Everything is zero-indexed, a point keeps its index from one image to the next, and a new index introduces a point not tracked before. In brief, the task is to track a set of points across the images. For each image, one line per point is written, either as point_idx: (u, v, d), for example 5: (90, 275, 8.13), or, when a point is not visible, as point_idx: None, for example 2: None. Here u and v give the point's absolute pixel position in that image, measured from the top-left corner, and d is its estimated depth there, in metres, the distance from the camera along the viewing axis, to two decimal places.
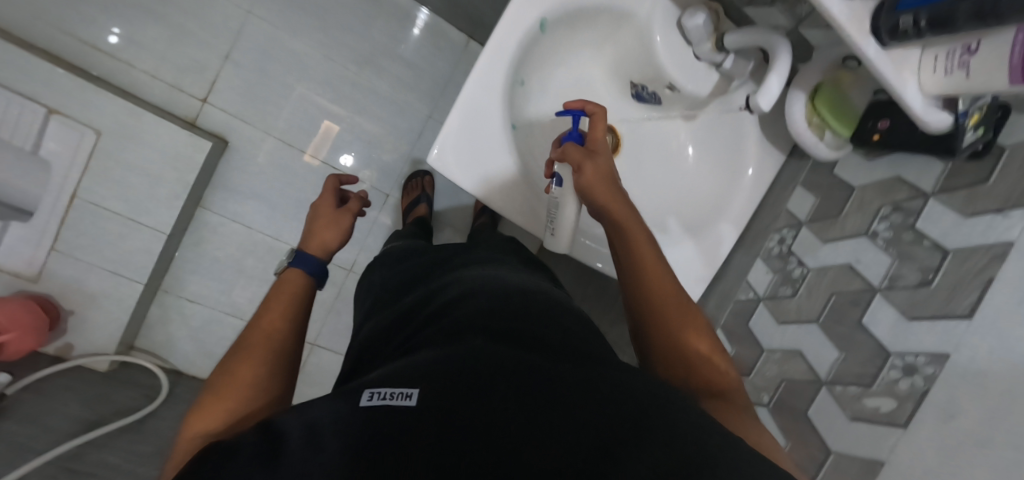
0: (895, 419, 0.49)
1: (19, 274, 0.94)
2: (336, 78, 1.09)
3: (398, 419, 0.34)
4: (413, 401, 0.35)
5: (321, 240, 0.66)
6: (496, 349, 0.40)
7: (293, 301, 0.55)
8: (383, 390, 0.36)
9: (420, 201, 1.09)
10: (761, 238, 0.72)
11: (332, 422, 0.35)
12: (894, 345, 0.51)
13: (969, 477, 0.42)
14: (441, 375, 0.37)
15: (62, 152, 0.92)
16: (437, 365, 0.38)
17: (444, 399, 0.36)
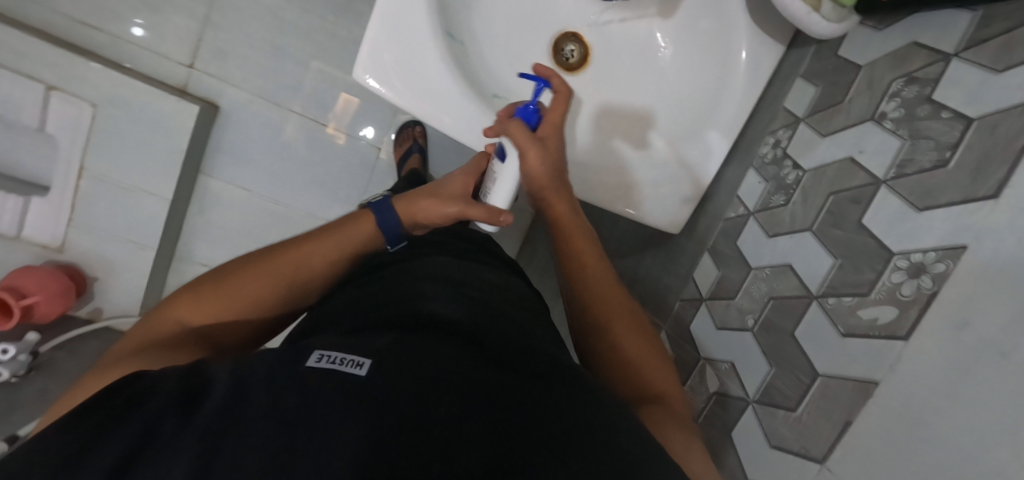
0: (895, 330, 0.40)
1: (46, 245, 1.03)
2: (315, 31, 1.05)
3: (339, 384, 0.32)
4: (360, 370, 0.34)
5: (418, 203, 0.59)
6: (452, 344, 0.39)
7: (334, 255, 0.55)
8: (334, 355, 0.35)
9: (412, 151, 1.06)
10: (755, 144, 0.62)
11: (270, 374, 0.33)
12: (899, 244, 0.42)
13: (979, 396, 0.33)
14: (392, 354, 0.36)
15: (64, 127, 0.97)
16: (392, 344, 0.37)
17: (391, 372, 0.34)
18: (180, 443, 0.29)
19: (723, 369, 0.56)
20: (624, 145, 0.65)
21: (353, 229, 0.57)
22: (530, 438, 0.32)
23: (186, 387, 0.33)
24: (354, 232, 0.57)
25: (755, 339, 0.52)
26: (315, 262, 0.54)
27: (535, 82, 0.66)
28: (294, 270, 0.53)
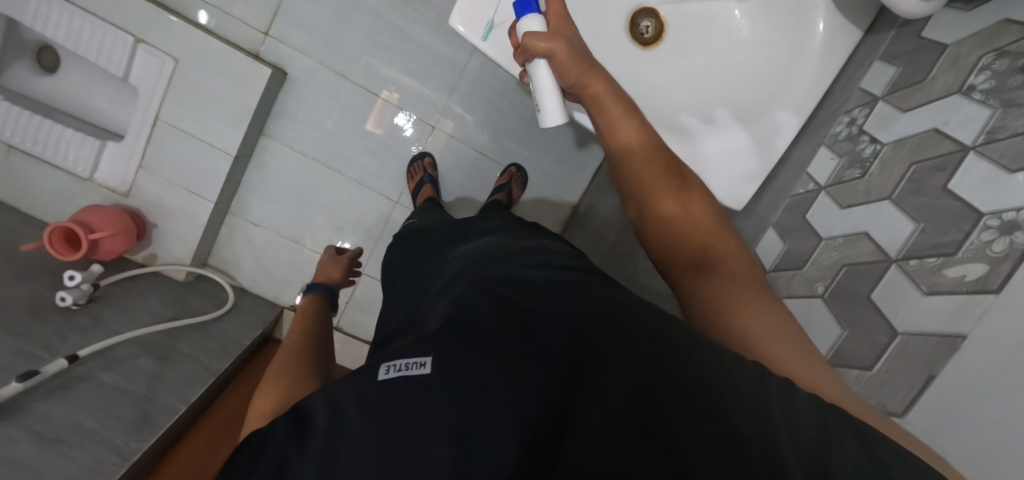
0: (985, 285, 0.40)
1: (114, 189, 1.09)
2: (387, 7, 1.09)
3: (412, 385, 0.38)
4: (425, 368, 0.39)
5: (327, 275, 0.87)
6: (491, 317, 0.43)
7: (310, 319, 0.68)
8: (399, 363, 0.40)
9: (425, 182, 1.16)
10: (826, 124, 0.63)
11: (352, 396, 0.38)
12: (988, 205, 0.42)
13: None
14: (445, 341, 0.40)
15: (146, 78, 1.03)
16: (449, 339, 0.40)
17: (451, 361, 0.39)
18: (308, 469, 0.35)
19: None
20: (690, 119, 0.68)
21: (308, 307, 0.72)
22: (599, 369, 0.37)
23: (290, 423, 0.37)
24: (311, 305, 0.73)
25: (825, 304, 0.53)
26: (322, 326, 0.67)
27: (610, 50, 0.68)
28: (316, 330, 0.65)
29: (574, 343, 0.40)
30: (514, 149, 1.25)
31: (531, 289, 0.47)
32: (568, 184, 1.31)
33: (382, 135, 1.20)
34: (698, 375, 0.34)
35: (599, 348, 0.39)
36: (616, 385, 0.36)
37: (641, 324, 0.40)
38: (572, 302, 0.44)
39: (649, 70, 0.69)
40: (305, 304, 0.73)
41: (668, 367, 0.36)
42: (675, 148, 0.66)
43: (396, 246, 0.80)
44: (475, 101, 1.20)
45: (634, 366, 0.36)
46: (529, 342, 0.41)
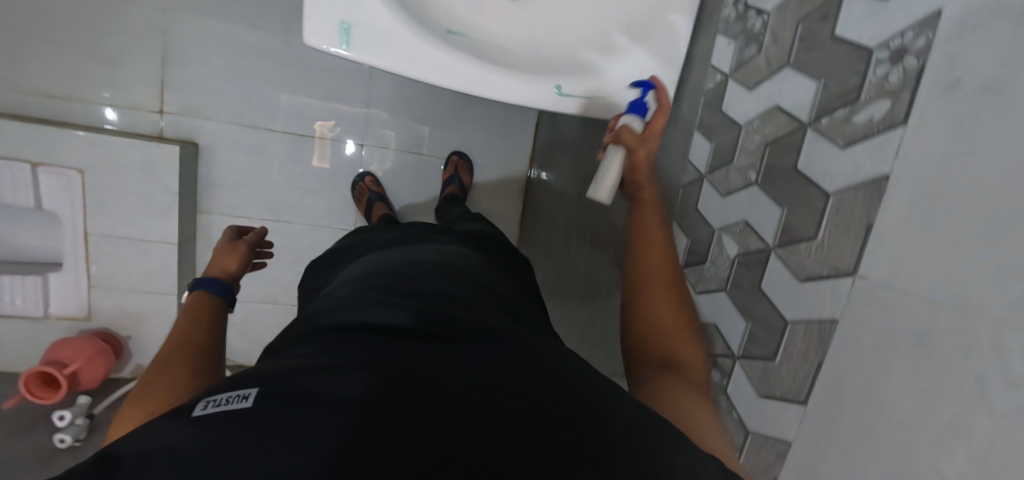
0: (893, 120, 0.39)
1: (74, 316, 1.07)
2: (270, 44, 1.06)
3: (229, 419, 0.31)
4: (249, 401, 0.32)
5: (220, 266, 0.66)
6: (347, 348, 0.40)
7: (197, 323, 0.52)
8: (220, 398, 0.33)
9: (375, 201, 1.14)
10: (716, 10, 0.61)
11: (163, 432, 0.30)
12: (875, 39, 0.41)
13: (978, 159, 0.33)
14: (277, 375, 0.35)
15: (59, 199, 1.00)
16: (288, 370, 0.36)
17: (279, 393, 0.33)
18: None
19: (738, 231, 0.56)
20: (590, 53, 0.65)
21: (198, 307, 0.55)
22: (449, 395, 0.34)
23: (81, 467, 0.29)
24: (196, 307, 0.55)
25: (762, 189, 0.52)
26: (205, 338, 0.51)
27: (484, 12, 0.64)
28: (192, 346, 0.48)
29: (438, 361, 0.38)
30: (448, 138, 1.23)
31: (380, 315, 0.45)
32: (514, 153, 1.29)
33: (314, 172, 1.17)
34: (540, 399, 0.36)
35: (443, 370, 0.37)
36: (476, 400, 0.34)
37: (486, 353, 0.41)
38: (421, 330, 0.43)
39: (532, 17, 0.66)
40: (192, 302, 0.56)
41: (521, 396, 0.36)
42: (584, 88, 0.63)
43: (310, 269, 0.79)
44: (393, 106, 1.17)
45: (484, 384, 0.36)
46: (387, 359, 0.38)
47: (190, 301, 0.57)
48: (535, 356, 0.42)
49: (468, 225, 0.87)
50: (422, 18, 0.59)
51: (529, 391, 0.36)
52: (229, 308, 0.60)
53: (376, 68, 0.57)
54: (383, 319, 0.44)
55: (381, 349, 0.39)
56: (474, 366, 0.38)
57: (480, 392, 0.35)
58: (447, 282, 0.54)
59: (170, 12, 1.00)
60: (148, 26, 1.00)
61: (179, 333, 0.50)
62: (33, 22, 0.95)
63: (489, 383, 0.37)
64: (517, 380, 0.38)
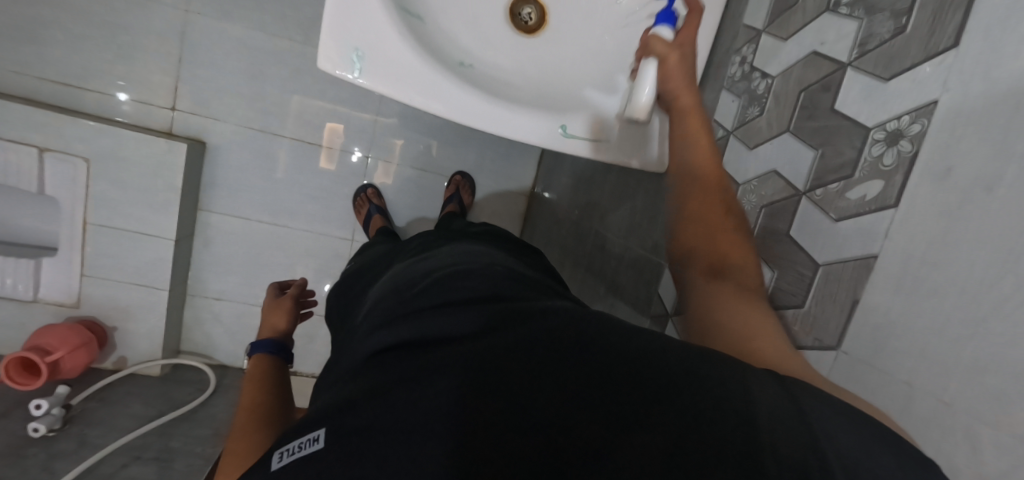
0: (886, 201, 0.40)
1: (62, 303, 1.06)
2: (285, 53, 1.08)
3: (305, 466, 0.30)
4: (319, 442, 0.31)
5: (269, 323, 0.63)
6: (400, 358, 0.37)
7: (261, 380, 0.51)
8: (292, 445, 0.32)
9: (373, 213, 1.14)
10: (722, 66, 0.62)
11: None
12: (871, 118, 0.42)
13: (963, 251, 0.34)
14: (341, 407, 0.33)
15: (62, 186, 1.00)
16: (350, 396, 0.34)
17: (344, 425, 0.31)
18: None
19: None
20: (596, 93, 0.66)
21: (263, 371, 0.53)
22: (513, 387, 0.30)
23: None
24: (258, 366, 0.54)
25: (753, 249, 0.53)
26: (276, 396, 0.49)
27: (495, 48, 0.66)
28: (270, 402, 0.47)
29: (494, 345, 0.34)
30: (454, 157, 1.24)
31: (444, 317, 0.41)
32: (516, 175, 1.30)
33: (317, 179, 1.18)
34: (633, 379, 0.30)
35: (516, 363, 0.32)
36: (545, 387, 0.30)
37: (566, 330, 0.35)
38: (489, 322, 0.38)
39: (542, 57, 0.68)
40: (253, 367, 0.54)
41: (591, 371, 0.31)
42: (588, 129, 0.64)
43: (339, 292, 0.79)
44: (400, 121, 1.18)
45: (546, 364, 0.32)
46: (442, 356, 0.34)
47: (251, 366, 0.55)
48: (592, 322, 0.37)
49: (478, 226, 0.89)
50: (433, 50, 0.60)
51: (621, 371, 0.31)
52: (288, 365, 0.58)
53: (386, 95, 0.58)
54: (436, 323, 0.40)
55: (437, 350, 0.36)
56: (534, 341, 0.34)
57: (563, 385, 0.30)
58: (496, 278, 0.51)
59: (190, 13, 1.02)
60: (168, 25, 1.02)
61: (251, 397, 0.48)
62: (56, 12, 0.97)
63: (574, 370, 0.31)
64: (608, 359, 0.32)
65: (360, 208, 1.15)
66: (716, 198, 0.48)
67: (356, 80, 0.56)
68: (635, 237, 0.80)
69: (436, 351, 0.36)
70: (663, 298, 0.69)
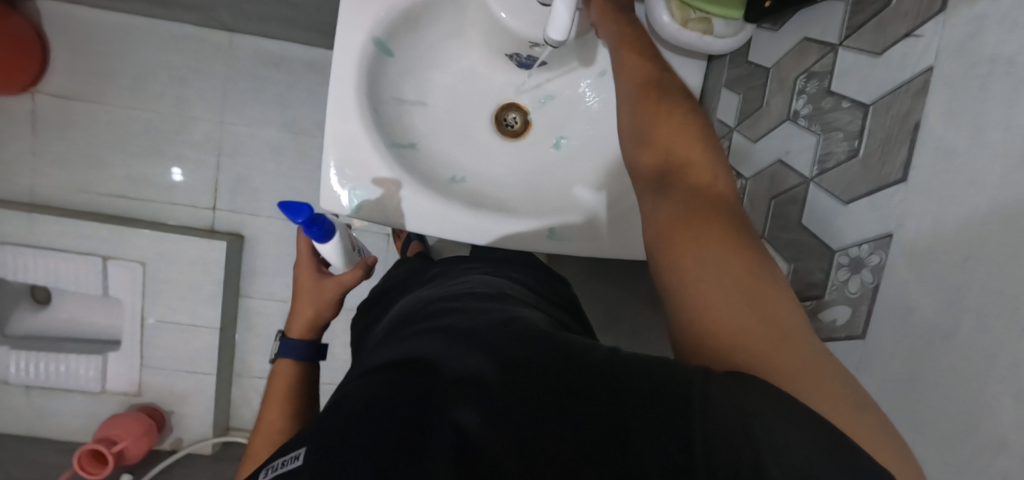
0: (853, 330, 0.39)
1: (126, 392, 1.17)
2: (310, 147, 1.17)
3: None
4: (293, 462, 0.28)
5: (302, 318, 0.61)
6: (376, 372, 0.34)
7: (286, 392, 0.57)
8: (270, 467, 0.30)
9: (412, 238, 1.12)
10: None
11: None
12: (835, 240, 0.42)
13: (932, 399, 0.33)
14: (320, 427, 0.30)
15: (123, 287, 1.13)
16: (329, 417, 0.31)
17: (319, 444, 0.28)
18: None
19: None
20: (581, 190, 0.68)
21: (294, 377, 0.58)
22: (488, 415, 0.27)
23: None
24: (286, 376, 0.58)
25: None
26: (298, 412, 0.56)
27: (486, 157, 0.70)
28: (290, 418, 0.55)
29: (483, 370, 0.31)
30: None
31: (428, 327, 0.37)
32: None
33: None
34: (599, 397, 0.27)
35: (497, 382, 0.30)
36: (536, 418, 0.27)
37: (547, 342, 0.33)
38: (477, 333, 0.35)
39: (530, 159, 0.71)
40: (282, 371, 0.58)
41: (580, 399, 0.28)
42: (579, 231, 0.66)
43: (365, 311, 0.78)
44: None
45: (534, 391, 0.28)
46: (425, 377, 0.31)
47: (282, 370, 0.58)
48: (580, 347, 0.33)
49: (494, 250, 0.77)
50: (424, 173, 0.65)
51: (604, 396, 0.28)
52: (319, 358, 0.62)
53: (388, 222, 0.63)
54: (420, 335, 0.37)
55: (416, 360, 0.33)
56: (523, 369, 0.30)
57: (533, 401, 0.28)
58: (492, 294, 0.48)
59: (226, 123, 1.14)
60: (207, 136, 1.14)
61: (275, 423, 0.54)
62: (117, 137, 1.12)
63: (556, 388, 0.28)
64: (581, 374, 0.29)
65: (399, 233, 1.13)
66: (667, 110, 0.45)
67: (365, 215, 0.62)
68: (650, 321, 0.78)
69: (418, 359, 0.33)
70: None
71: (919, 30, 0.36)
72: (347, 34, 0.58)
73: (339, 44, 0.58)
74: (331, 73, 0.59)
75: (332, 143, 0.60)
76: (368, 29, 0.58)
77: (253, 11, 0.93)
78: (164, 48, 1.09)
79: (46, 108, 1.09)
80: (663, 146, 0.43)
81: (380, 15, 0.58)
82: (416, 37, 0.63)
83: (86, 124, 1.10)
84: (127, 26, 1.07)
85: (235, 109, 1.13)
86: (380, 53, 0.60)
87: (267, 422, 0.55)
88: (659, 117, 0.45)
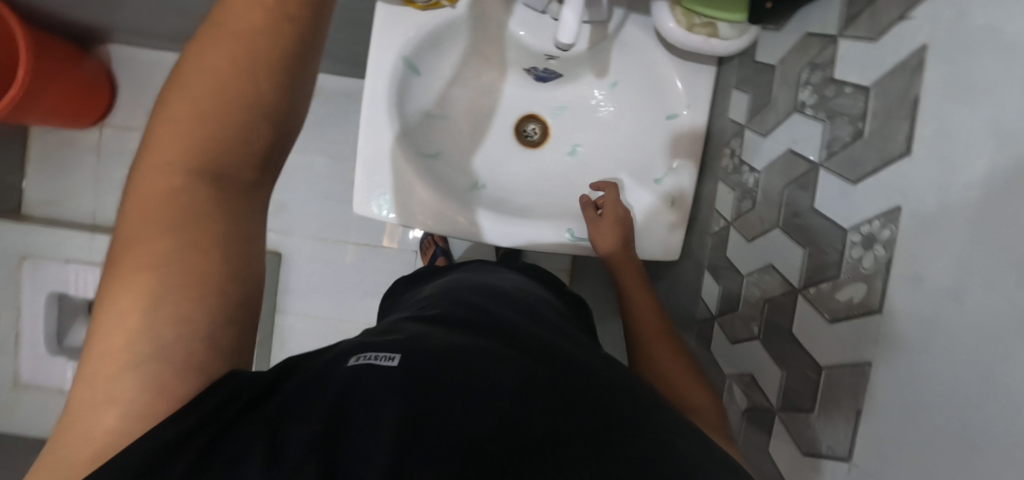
0: (870, 305, 0.39)
1: None
2: (343, 171, 1.24)
3: (376, 375, 0.35)
4: (393, 361, 0.36)
5: None
6: (466, 336, 0.42)
7: (266, 36, 0.37)
8: (369, 354, 0.37)
9: (437, 254, 1.16)
10: (719, 155, 0.66)
11: (320, 381, 0.35)
12: (847, 218, 0.42)
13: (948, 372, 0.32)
14: (420, 350, 0.38)
15: None
16: (428, 345, 0.39)
17: (421, 362, 0.36)
18: (267, 431, 0.31)
19: (745, 383, 0.57)
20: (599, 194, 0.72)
21: (271, 30, 0.37)
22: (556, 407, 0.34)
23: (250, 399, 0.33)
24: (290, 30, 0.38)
25: (763, 345, 0.54)
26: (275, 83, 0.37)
27: (507, 167, 0.73)
28: (259, 78, 0.36)
29: (555, 374, 0.38)
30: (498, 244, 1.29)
31: (513, 332, 0.44)
32: None
33: (373, 275, 1.28)
34: (627, 416, 0.34)
35: (570, 388, 0.36)
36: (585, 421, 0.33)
37: (600, 373, 0.40)
38: (554, 350, 0.42)
39: (548, 167, 0.74)
40: (233, 20, 0.37)
41: (626, 425, 0.33)
42: None
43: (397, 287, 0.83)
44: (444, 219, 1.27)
45: (590, 407, 0.35)
46: (512, 358, 0.39)
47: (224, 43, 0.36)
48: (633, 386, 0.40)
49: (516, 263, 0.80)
50: (447, 181, 0.69)
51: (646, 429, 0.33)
52: None
53: (414, 227, 0.67)
54: (507, 328, 0.45)
55: (505, 346, 0.40)
56: (591, 385, 0.37)
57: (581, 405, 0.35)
58: (555, 314, 0.55)
59: None
60: None
61: (210, 99, 0.35)
62: None
63: (610, 411, 0.35)
64: (621, 399, 0.37)
65: (426, 250, 1.16)
66: (669, 342, 0.60)
67: (389, 219, 0.66)
68: (676, 291, 0.80)
69: (507, 353, 0.39)
70: (707, 303, 0.68)
71: (911, 12, 0.37)
72: (380, 53, 0.63)
73: (371, 61, 0.63)
74: (365, 87, 0.64)
75: (363, 150, 0.64)
76: (399, 48, 0.63)
77: None
78: None
79: (111, 139, 1.20)
80: (675, 361, 0.57)
81: (410, 36, 0.63)
82: (440, 56, 0.67)
83: None
84: None
85: None
86: (409, 70, 0.65)
87: (230, 35, 0.36)
88: (665, 343, 0.60)
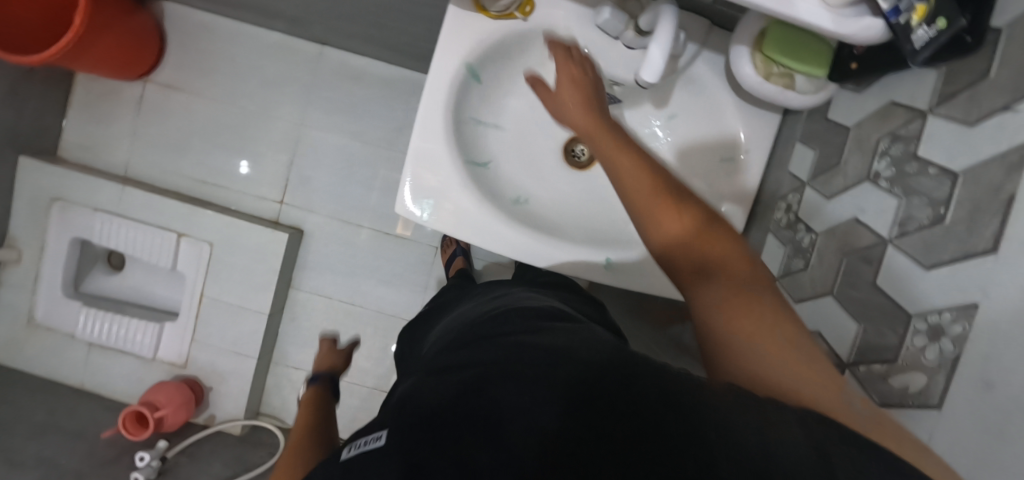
0: (928, 397, 0.38)
1: (173, 362, 1.23)
2: (375, 157, 1.24)
3: (366, 459, 0.32)
4: (379, 438, 0.33)
5: None
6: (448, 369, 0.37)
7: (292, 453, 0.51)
8: (358, 442, 0.35)
9: (457, 254, 1.15)
10: (772, 208, 0.66)
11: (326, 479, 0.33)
12: (913, 304, 0.41)
13: None
14: (403, 408, 0.34)
15: (188, 264, 1.20)
16: (410, 399, 0.35)
17: (405, 421, 0.33)
18: None
19: None
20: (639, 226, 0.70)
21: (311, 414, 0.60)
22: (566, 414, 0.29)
23: None
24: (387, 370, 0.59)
25: None
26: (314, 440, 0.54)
27: (552, 185, 0.72)
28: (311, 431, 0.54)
29: (549, 367, 0.33)
30: None
31: (496, 341, 0.39)
32: None
33: (390, 264, 1.27)
34: (650, 405, 0.29)
35: (573, 382, 0.31)
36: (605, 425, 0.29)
37: (599, 353, 0.35)
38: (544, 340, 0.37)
39: (593, 191, 0.73)
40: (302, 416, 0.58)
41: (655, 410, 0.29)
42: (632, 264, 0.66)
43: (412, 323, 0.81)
44: None
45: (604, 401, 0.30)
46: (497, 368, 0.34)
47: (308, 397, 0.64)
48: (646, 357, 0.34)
49: (538, 274, 0.79)
50: (491, 192, 0.68)
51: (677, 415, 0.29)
52: None
53: (452, 235, 0.66)
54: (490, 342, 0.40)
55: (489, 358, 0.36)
56: (596, 372, 0.32)
57: (591, 390, 0.31)
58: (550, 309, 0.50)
59: (304, 126, 1.22)
60: (285, 135, 1.22)
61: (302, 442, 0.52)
62: (207, 127, 1.22)
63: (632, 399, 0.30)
64: (634, 379, 0.31)
65: (446, 247, 1.16)
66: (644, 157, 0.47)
67: (429, 224, 0.65)
68: None
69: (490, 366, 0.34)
70: None
71: (1015, 105, 0.35)
72: (443, 58, 0.62)
73: (433, 64, 0.62)
74: (423, 89, 0.63)
75: (413, 153, 0.64)
76: (462, 55, 0.62)
77: (344, 29, 1.01)
78: (264, 54, 1.19)
79: (153, 95, 1.20)
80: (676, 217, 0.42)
81: (474, 44, 0.62)
82: (499, 66, 0.66)
83: (184, 113, 1.21)
84: (236, 32, 1.18)
85: (315, 114, 1.21)
86: (468, 77, 0.64)
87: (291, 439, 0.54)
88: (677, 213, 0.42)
